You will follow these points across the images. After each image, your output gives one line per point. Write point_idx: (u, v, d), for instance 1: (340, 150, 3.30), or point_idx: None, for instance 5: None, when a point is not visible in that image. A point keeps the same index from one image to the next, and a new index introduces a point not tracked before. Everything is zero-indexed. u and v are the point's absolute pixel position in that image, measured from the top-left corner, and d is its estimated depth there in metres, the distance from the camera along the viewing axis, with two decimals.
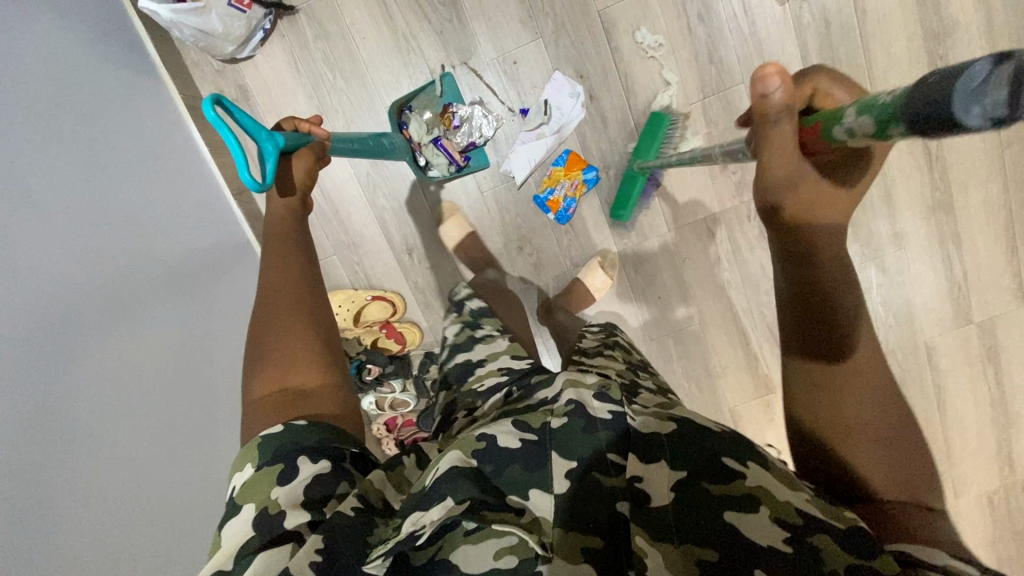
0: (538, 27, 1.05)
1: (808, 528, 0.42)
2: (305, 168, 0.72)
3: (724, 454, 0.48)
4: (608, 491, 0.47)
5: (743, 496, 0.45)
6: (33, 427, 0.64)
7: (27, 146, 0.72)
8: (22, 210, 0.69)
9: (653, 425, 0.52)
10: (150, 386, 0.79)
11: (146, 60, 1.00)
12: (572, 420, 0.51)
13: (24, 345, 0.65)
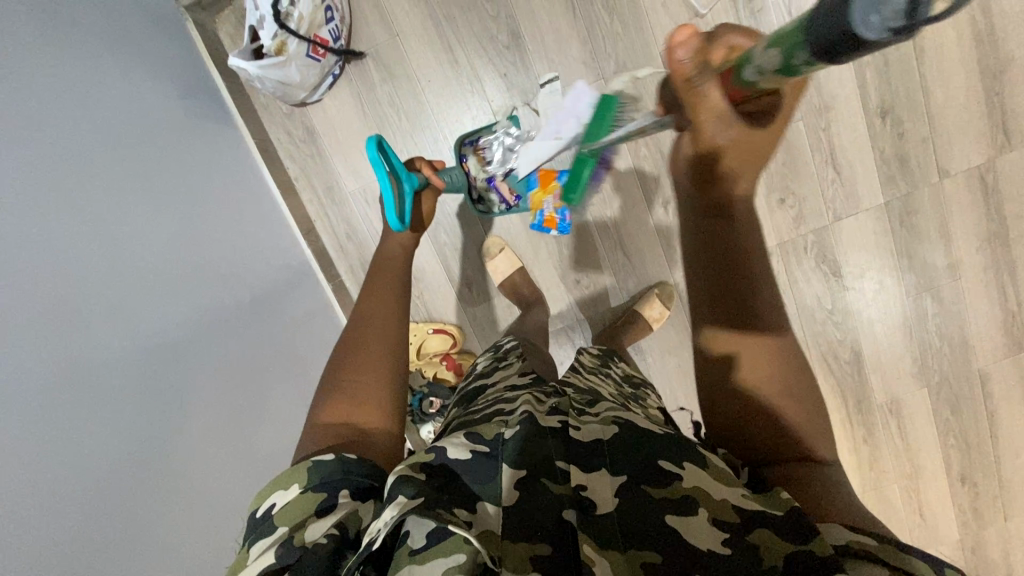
0: (601, 68, 1.06)
1: (745, 528, 0.42)
2: (429, 206, 0.89)
3: (661, 457, 0.47)
4: (551, 500, 0.44)
5: (684, 496, 0.44)
6: (142, 481, 0.67)
7: (130, 207, 0.75)
8: (130, 271, 0.72)
9: (597, 432, 0.51)
10: (226, 428, 0.81)
11: (222, 107, 1.04)
12: (524, 427, 0.49)
13: (133, 400, 0.68)
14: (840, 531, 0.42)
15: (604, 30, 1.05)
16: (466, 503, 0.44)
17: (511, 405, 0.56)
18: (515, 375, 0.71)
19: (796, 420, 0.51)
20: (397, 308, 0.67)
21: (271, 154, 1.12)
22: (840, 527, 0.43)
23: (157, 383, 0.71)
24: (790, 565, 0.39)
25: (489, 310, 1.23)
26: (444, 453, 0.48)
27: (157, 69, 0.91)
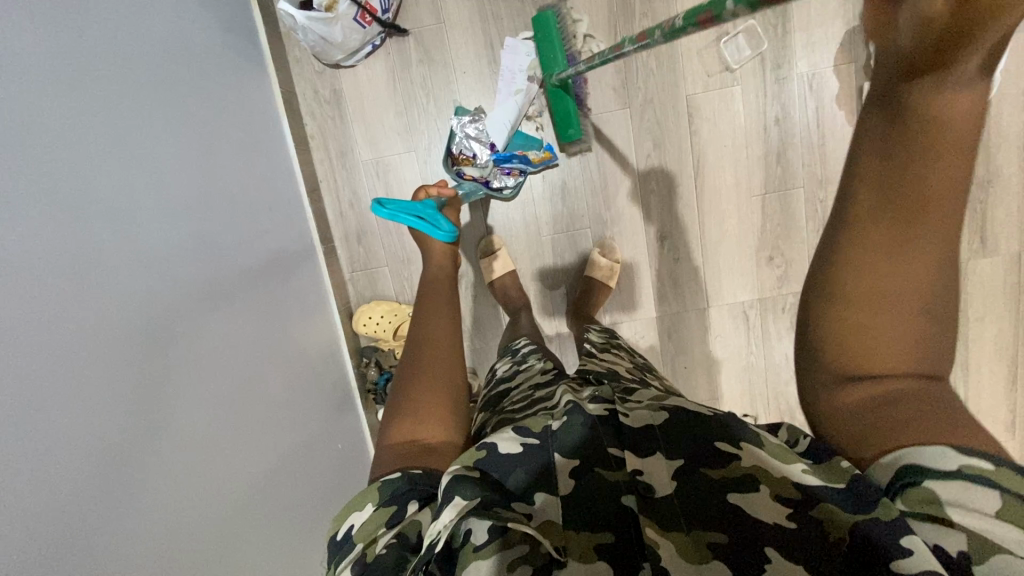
0: (628, 98, 1.11)
1: (810, 502, 0.43)
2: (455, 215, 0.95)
3: (717, 439, 0.49)
4: (609, 487, 0.47)
5: (741, 475, 0.46)
6: (142, 400, 0.62)
7: (157, 119, 0.74)
8: (147, 182, 0.70)
9: (646, 417, 0.52)
10: (222, 368, 0.78)
11: (258, 50, 1.04)
12: (571, 419, 0.53)
13: (140, 314, 0.64)
14: (947, 455, 0.38)
15: (640, 64, 1.10)
16: (524, 497, 0.47)
17: (554, 400, 0.59)
18: (538, 375, 0.72)
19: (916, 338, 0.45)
20: (450, 338, 0.71)
21: (294, 108, 1.11)
22: (942, 446, 0.39)
23: (160, 306, 0.68)
24: (858, 535, 0.40)
25: (475, 308, 1.23)
26: (496, 449, 0.50)
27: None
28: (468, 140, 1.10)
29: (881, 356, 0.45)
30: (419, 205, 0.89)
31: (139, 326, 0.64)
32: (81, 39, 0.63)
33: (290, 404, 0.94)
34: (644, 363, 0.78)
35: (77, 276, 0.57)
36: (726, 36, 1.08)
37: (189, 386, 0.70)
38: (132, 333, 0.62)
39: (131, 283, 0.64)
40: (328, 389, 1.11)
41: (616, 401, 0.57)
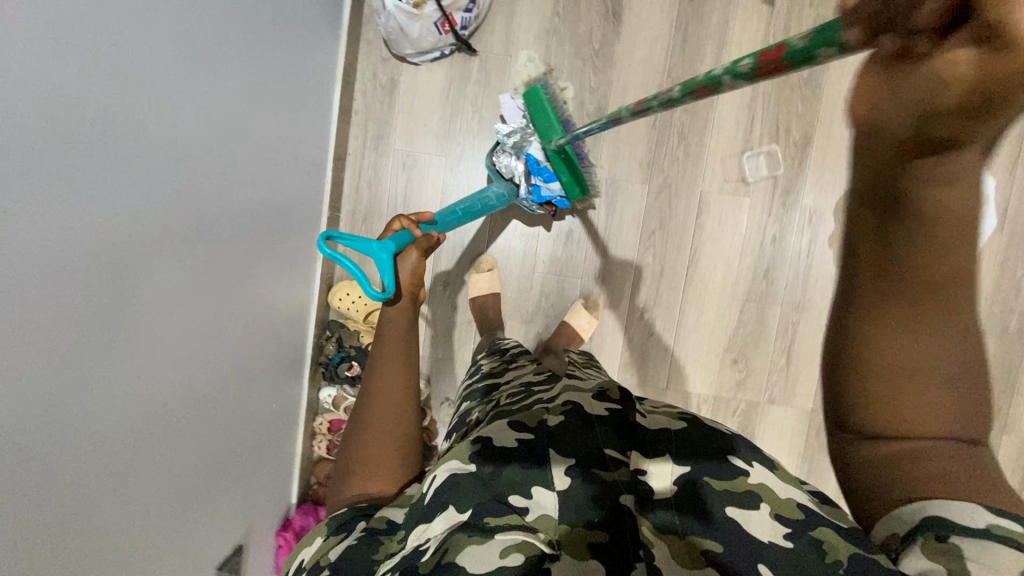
0: (650, 176, 1.20)
1: (808, 526, 0.45)
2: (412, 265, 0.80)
3: (729, 455, 0.53)
4: (608, 486, 0.49)
5: (745, 492, 0.49)
6: (118, 277, 0.60)
7: (240, 37, 0.77)
8: (210, 87, 0.72)
9: (662, 423, 0.57)
10: (200, 284, 0.76)
11: (338, 21, 1.10)
12: (568, 419, 0.56)
13: (156, 201, 0.64)
14: (969, 512, 0.38)
15: (670, 151, 1.19)
16: (523, 488, 0.49)
17: (553, 396, 0.63)
18: (529, 373, 0.75)
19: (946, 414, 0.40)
20: (401, 384, 0.68)
21: (349, 81, 1.17)
22: (976, 504, 0.39)
23: (176, 202, 0.68)
24: (855, 564, 0.40)
25: (450, 318, 1.25)
26: (491, 442, 0.53)
27: None
28: (507, 152, 1.10)
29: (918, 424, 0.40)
30: (374, 246, 0.78)
31: (146, 204, 0.62)
32: None
33: (244, 346, 0.92)
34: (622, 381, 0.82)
35: (117, 133, 0.57)
36: (751, 151, 1.18)
37: (161, 280, 0.67)
38: (136, 208, 0.61)
39: (157, 163, 0.63)
40: (283, 346, 1.09)
41: (618, 402, 0.60)
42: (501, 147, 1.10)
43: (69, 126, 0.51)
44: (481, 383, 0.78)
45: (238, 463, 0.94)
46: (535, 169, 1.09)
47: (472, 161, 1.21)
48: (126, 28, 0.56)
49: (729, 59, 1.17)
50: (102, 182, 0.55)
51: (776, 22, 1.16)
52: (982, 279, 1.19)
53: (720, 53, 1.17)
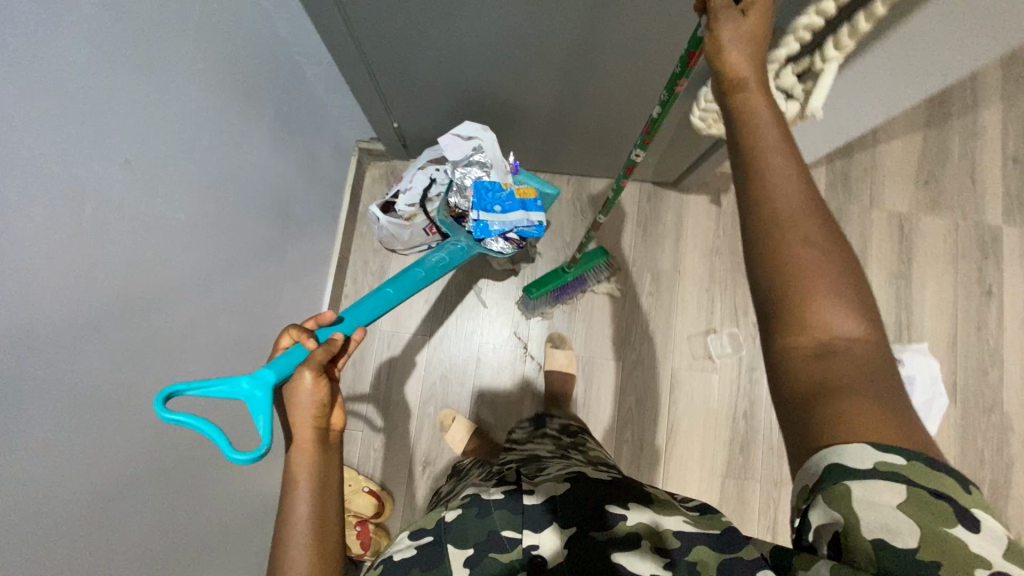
0: (624, 354, 1.27)
1: (685, 548, 0.54)
2: (309, 388, 0.58)
3: (609, 504, 0.60)
4: (503, 568, 0.54)
5: (625, 536, 0.56)
6: (83, 534, 0.58)
7: (238, 263, 0.84)
8: (200, 315, 0.76)
9: (550, 488, 0.62)
10: (173, 512, 0.73)
11: (335, 221, 1.21)
12: (465, 510, 0.60)
13: (136, 442, 0.64)
14: (865, 454, 0.39)
15: (639, 330, 1.28)
16: None
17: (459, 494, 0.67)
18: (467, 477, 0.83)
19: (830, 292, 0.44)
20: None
21: (342, 269, 1.25)
22: (863, 442, 0.40)
23: (158, 437, 0.68)
24: (725, 568, 0.51)
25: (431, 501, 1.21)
26: (393, 557, 0.56)
27: (317, 180, 1.08)
28: (461, 192, 1.04)
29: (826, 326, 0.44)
30: (241, 385, 0.58)
31: (113, 460, 0.61)
32: (216, 198, 0.75)
33: (215, 560, 0.87)
34: (569, 441, 0.91)
35: (98, 392, 0.58)
36: (713, 332, 1.28)
37: (124, 531, 0.64)
38: (107, 463, 0.61)
39: (139, 407, 0.65)
40: (254, 549, 1.02)
41: (521, 480, 0.66)
42: (450, 188, 1.04)
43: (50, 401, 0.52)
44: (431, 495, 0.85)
45: None
46: (483, 203, 1.00)
47: (454, 340, 1.27)
48: (121, 303, 0.60)
49: (686, 250, 1.31)
50: (81, 445, 0.57)
51: (724, 220, 1.32)
52: (945, 450, 1.24)
53: (678, 245, 1.31)
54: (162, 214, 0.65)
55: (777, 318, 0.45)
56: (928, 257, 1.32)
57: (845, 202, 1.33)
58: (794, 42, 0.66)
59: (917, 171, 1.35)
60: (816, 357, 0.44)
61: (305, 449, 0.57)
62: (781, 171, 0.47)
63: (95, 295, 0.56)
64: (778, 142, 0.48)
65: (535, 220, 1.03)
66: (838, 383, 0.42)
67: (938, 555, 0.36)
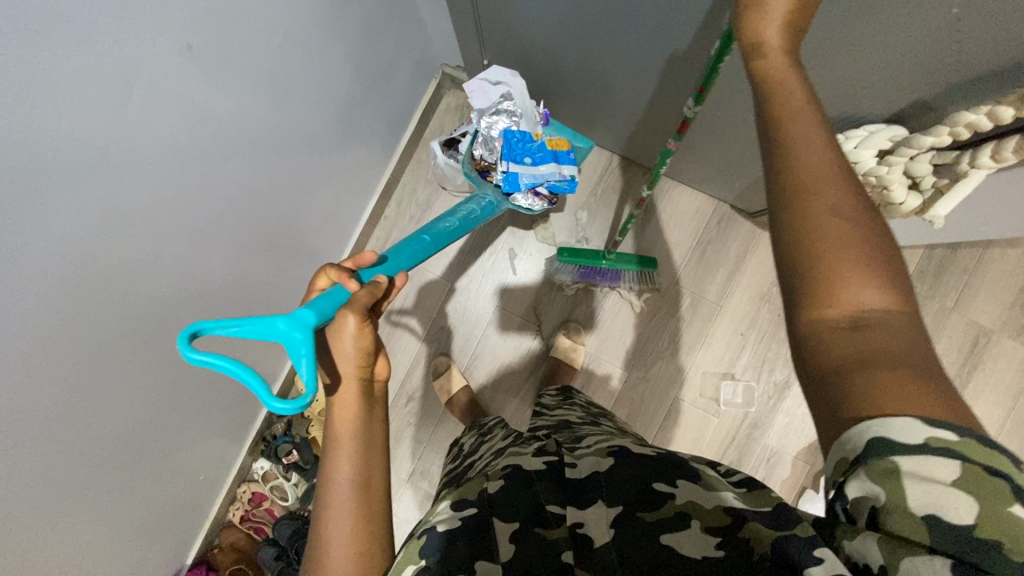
0: (633, 367, 1.24)
1: (736, 527, 0.43)
2: (352, 331, 0.53)
3: (655, 480, 0.49)
4: (546, 545, 0.46)
5: (674, 515, 0.46)
6: (62, 379, 0.60)
7: (284, 163, 0.81)
8: (233, 205, 0.75)
9: (592, 464, 0.53)
10: (159, 378, 0.76)
11: (397, 141, 1.17)
12: (507, 483, 0.52)
13: (135, 308, 0.65)
14: (917, 427, 0.32)
15: (656, 348, 1.23)
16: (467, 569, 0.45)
17: (498, 464, 0.59)
18: (499, 442, 0.73)
19: (859, 257, 0.38)
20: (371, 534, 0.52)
21: (389, 190, 1.22)
22: (912, 417, 0.32)
23: (158, 309, 0.69)
24: (777, 549, 0.39)
25: (405, 434, 1.24)
26: (433, 531, 0.48)
27: (387, 95, 1.03)
28: (486, 144, 0.98)
29: (858, 294, 0.37)
30: (278, 324, 0.49)
31: (108, 323, 0.63)
32: (278, 92, 0.72)
33: (191, 424, 0.91)
34: (597, 411, 0.83)
35: (107, 253, 0.58)
36: (729, 378, 1.22)
37: (105, 386, 0.67)
38: (102, 320, 0.62)
39: (147, 277, 0.65)
40: (234, 422, 1.07)
41: (561, 455, 0.57)
42: (476, 138, 0.98)
43: (53, 251, 0.52)
44: (459, 461, 0.77)
45: (139, 537, 0.91)
46: (511, 153, 0.96)
47: (472, 293, 1.26)
48: (152, 173, 0.59)
49: (736, 287, 1.23)
50: (77, 300, 0.58)
51: None
52: None
53: (730, 279, 1.23)
54: (217, 92, 0.62)
55: (803, 288, 0.39)
56: (992, 381, 1.20)
57: (925, 295, 1.21)
58: (947, 137, 0.57)
59: (1021, 288, 1.20)
60: (849, 330, 0.36)
61: (349, 400, 0.55)
62: (804, 146, 0.42)
63: (123, 160, 0.55)
64: (805, 116, 0.43)
65: (565, 174, 0.99)
66: (869, 363, 0.35)
67: (1004, 537, 0.29)
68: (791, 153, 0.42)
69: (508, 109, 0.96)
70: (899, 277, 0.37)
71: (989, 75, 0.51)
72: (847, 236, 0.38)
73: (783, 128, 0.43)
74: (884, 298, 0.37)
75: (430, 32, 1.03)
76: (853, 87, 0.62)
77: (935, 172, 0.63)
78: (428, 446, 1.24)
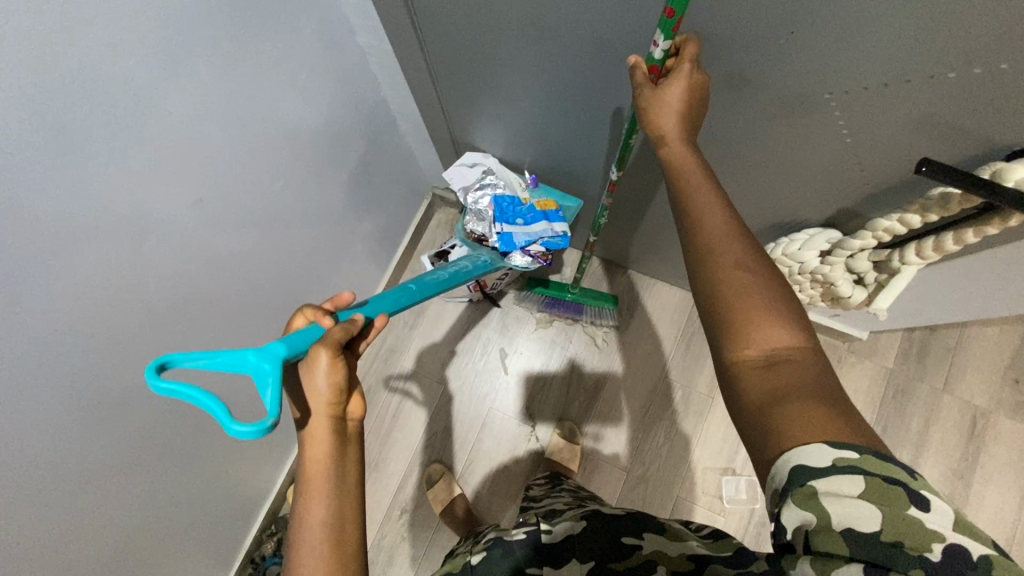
0: (631, 464, 1.22)
1: (699, 568, 0.46)
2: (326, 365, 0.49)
3: (624, 534, 0.52)
4: None
5: (643, 564, 0.48)
6: (50, 506, 0.61)
7: (283, 284, 0.89)
8: (232, 326, 0.80)
9: (566, 526, 0.55)
10: (147, 500, 0.76)
11: (391, 254, 1.26)
12: (487, 554, 0.53)
13: (130, 430, 0.68)
14: (820, 452, 0.38)
15: (652, 445, 1.22)
16: None
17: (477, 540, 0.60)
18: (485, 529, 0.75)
19: (764, 306, 0.46)
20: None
21: None
22: (818, 442, 0.39)
23: (153, 430, 0.72)
24: None
25: (400, 549, 1.19)
26: None
27: (381, 217, 1.13)
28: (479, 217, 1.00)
29: (769, 339, 0.45)
30: (248, 357, 0.48)
31: (102, 448, 0.65)
32: (279, 223, 0.81)
33: (177, 549, 0.89)
34: (586, 497, 0.84)
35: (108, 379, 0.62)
36: (730, 473, 1.19)
37: (91, 512, 0.67)
38: (97, 444, 0.64)
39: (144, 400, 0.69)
40: (222, 544, 1.04)
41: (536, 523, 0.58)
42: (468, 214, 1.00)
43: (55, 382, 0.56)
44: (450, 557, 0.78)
45: None
46: (504, 215, 0.96)
47: (465, 391, 1.28)
48: (159, 303, 0.65)
49: None
50: (75, 426, 0.60)
51: None
52: None
53: None
54: (224, 228, 0.70)
55: (723, 338, 0.47)
56: (999, 465, 1.17)
57: (913, 377, 1.22)
58: (871, 240, 0.64)
59: (1007, 366, 1.21)
60: (765, 368, 0.45)
61: (320, 444, 0.49)
62: (712, 219, 0.51)
63: (133, 294, 0.61)
64: (710, 193, 0.52)
65: (558, 229, 0.95)
66: (783, 394, 0.42)
67: (902, 535, 0.35)
68: (699, 229, 0.51)
69: (491, 183, 0.97)
70: (796, 321, 0.46)
71: (892, 188, 0.58)
72: (754, 290, 0.47)
73: (690, 201, 0.52)
74: (791, 338, 0.45)
75: (419, 161, 1.16)
76: (785, 199, 0.70)
77: (873, 268, 0.69)
78: (423, 561, 1.18)
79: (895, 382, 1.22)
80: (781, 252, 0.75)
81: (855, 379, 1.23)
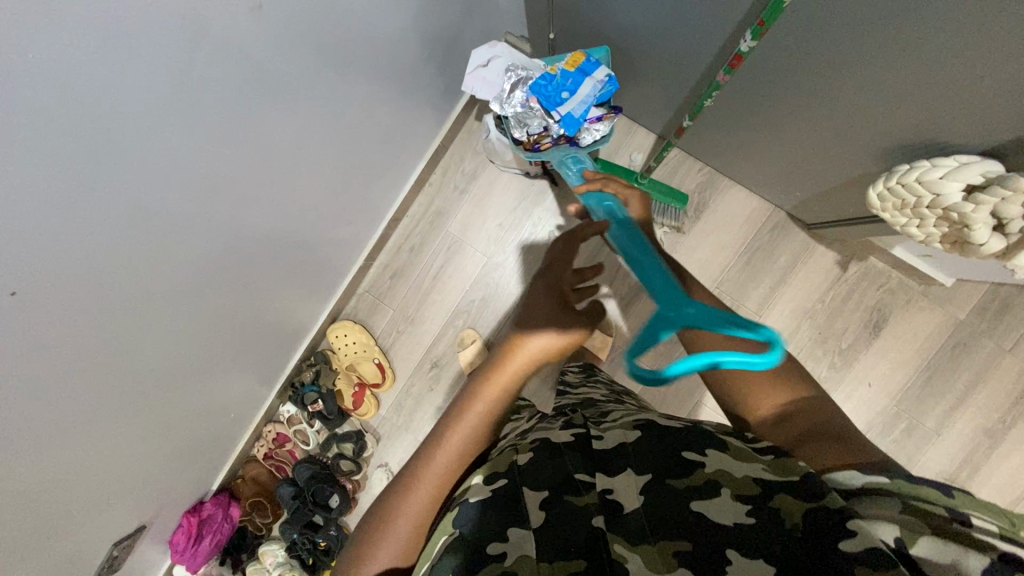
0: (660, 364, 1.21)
1: (770, 492, 0.43)
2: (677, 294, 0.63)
3: (683, 450, 0.49)
4: (577, 511, 0.46)
5: (704, 483, 0.45)
6: (106, 308, 0.62)
7: (340, 122, 0.81)
8: (285, 159, 0.75)
9: (619, 437, 0.54)
10: (196, 316, 0.78)
11: (451, 107, 1.15)
12: (536, 455, 0.53)
13: (180, 248, 0.66)
14: (859, 476, 0.44)
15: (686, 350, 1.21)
16: (500, 534, 0.46)
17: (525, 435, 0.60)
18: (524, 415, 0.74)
19: None
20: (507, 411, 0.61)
21: (438, 156, 1.21)
22: (852, 469, 0.45)
23: (202, 252, 0.70)
24: (810, 519, 0.40)
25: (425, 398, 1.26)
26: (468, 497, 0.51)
27: (449, 59, 1.00)
28: (522, 122, 0.96)
29: None
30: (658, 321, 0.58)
31: (154, 259, 0.64)
32: (342, 50, 0.71)
33: (226, 363, 0.94)
34: (623, 390, 0.82)
35: (157, 193, 0.59)
36: None
37: (145, 319, 0.69)
38: (148, 255, 0.63)
39: (193, 219, 0.66)
40: (266, 364, 1.11)
41: (588, 428, 0.58)
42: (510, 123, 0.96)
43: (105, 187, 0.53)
44: None
45: (170, 458, 0.96)
46: (549, 102, 0.91)
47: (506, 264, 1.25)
48: (210, 118, 0.59)
49: (780, 297, 1.18)
50: (125, 233, 0.58)
51: (837, 289, 1.17)
52: None
53: (775, 289, 1.19)
54: (283, 43, 0.61)
55: None
56: None
57: (981, 331, 1.14)
58: None
59: None
60: None
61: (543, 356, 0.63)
62: None
63: (180, 101, 0.54)
64: None
65: (604, 75, 0.89)
66: None
67: (938, 530, 0.37)
68: None
69: (519, 75, 0.94)
70: None
71: None
72: None
73: None
74: None
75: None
76: (952, 108, 0.57)
77: None
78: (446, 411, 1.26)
79: (959, 334, 1.15)
80: (918, 177, 0.64)
81: (917, 324, 1.16)
